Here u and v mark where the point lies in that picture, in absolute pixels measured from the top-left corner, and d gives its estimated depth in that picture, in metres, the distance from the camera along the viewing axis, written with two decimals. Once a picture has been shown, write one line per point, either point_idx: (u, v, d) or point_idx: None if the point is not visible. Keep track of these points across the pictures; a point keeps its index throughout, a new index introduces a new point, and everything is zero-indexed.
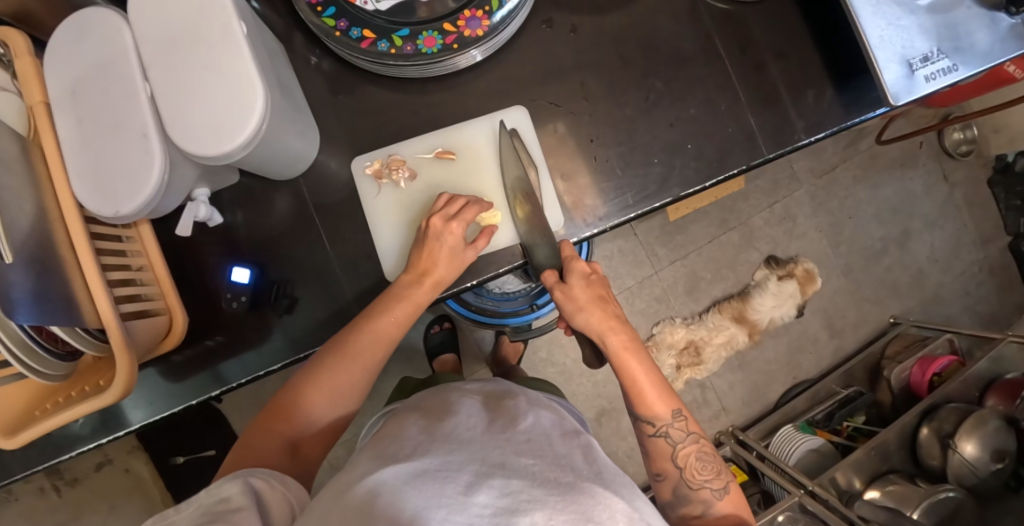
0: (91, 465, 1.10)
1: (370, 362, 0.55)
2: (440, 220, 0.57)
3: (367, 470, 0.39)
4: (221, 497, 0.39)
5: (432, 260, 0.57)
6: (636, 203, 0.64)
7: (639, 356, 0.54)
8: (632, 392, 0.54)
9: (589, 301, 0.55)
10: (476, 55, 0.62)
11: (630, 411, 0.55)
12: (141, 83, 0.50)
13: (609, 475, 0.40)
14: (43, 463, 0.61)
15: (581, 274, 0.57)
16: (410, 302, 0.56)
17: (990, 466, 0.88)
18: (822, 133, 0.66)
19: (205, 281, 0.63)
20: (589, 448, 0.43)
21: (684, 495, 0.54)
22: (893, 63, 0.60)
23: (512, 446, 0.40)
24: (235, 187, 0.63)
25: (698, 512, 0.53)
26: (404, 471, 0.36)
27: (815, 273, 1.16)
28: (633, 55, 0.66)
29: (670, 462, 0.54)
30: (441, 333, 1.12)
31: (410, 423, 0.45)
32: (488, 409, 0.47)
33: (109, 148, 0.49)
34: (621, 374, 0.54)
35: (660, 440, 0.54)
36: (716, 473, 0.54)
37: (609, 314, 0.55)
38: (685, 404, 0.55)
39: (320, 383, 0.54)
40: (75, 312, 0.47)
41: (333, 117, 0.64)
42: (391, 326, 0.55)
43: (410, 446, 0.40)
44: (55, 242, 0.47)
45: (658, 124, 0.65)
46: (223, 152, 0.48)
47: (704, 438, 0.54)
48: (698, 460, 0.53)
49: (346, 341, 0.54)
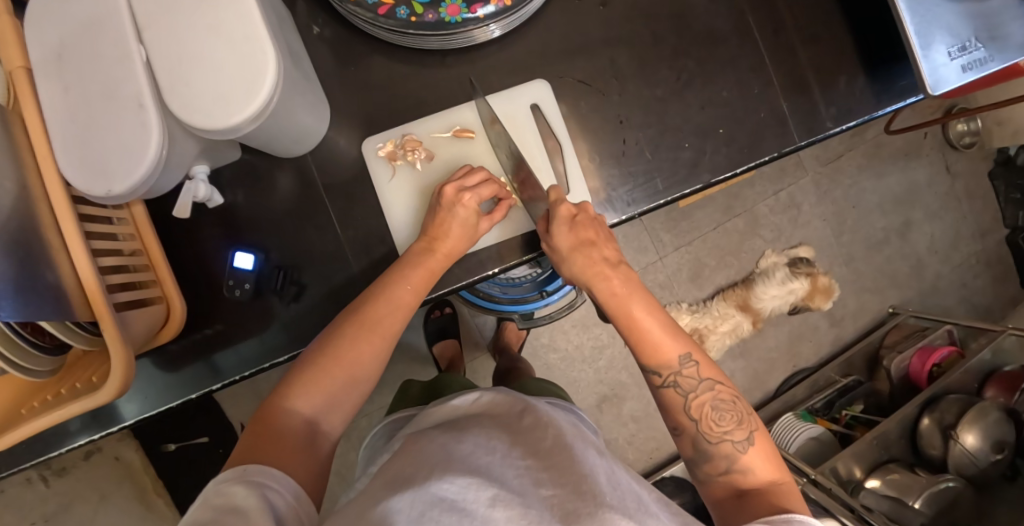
0: (78, 454, 1.05)
1: (388, 333, 0.51)
2: (453, 189, 0.55)
3: (378, 496, 0.35)
4: (231, 504, 0.36)
5: (444, 229, 0.54)
6: (666, 188, 0.61)
7: (637, 299, 0.51)
8: (635, 340, 0.51)
9: (576, 246, 0.52)
10: (496, 29, 0.57)
11: (639, 362, 0.51)
12: (135, 47, 0.44)
13: (634, 505, 0.36)
14: (30, 460, 0.57)
15: (566, 221, 0.53)
16: (425, 271, 0.53)
17: (990, 456, 0.89)
18: (852, 122, 0.63)
19: (204, 267, 0.58)
20: (613, 471, 0.40)
21: (705, 450, 0.48)
22: (931, 50, 0.57)
23: (531, 474, 0.37)
24: (235, 164, 0.58)
25: (722, 469, 0.48)
26: (416, 499, 0.33)
27: (834, 293, 1.15)
28: (665, 34, 0.62)
29: (685, 415, 0.49)
30: (442, 318, 1.08)
31: (427, 443, 0.42)
32: (510, 430, 0.43)
33: (100, 121, 0.44)
34: (618, 318, 0.52)
35: (670, 391, 0.49)
36: (736, 423, 0.48)
37: (594, 260, 0.52)
38: (695, 347, 0.50)
39: (337, 358, 0.49)
40: (64, 306, 0.42)
41: (342, 90, 0.59)
42: (409, 293, 0.52)
43: (424, 467, 0.37)
44: (40, 224, 0.42)
45: (689, 106, 0.62)
46: (230, 126, 0.43)
47: (720, 384, 0.49)
48: (714, 411, 0.48)
49: (362, 311, 0.51)
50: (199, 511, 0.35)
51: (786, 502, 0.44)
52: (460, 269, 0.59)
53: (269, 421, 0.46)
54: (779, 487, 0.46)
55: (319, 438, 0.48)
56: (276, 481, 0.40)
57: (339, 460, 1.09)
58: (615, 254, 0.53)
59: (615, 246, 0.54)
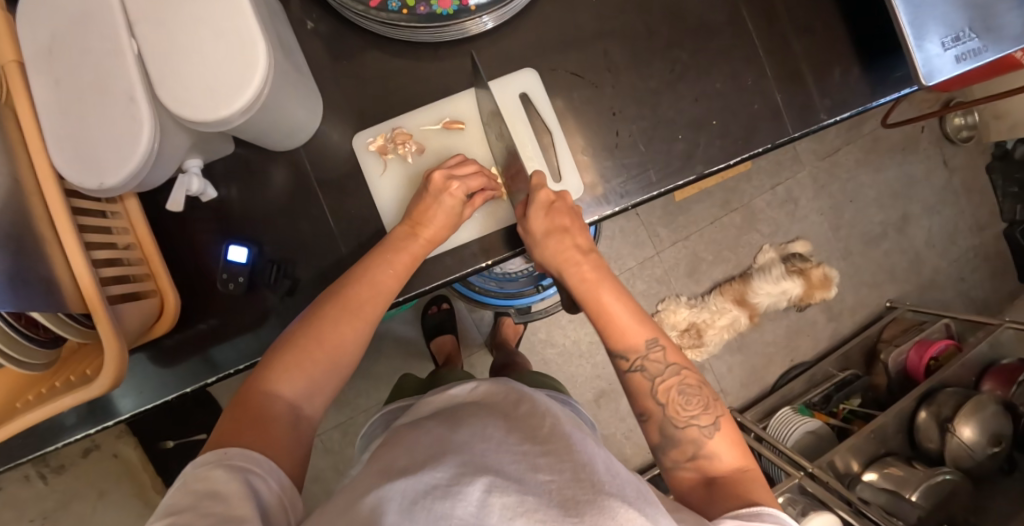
0: (78, 451, 1.06)
1: (371, 318, 0.52)
2: (439, 177, 0.55)
3: (371, 486, 0.35)
4: (214, 490, 0.36)
5: (428, 215, 0.54)
6: (659, 180, 0.61)
7: (606, 286, 0.52)
8: (603, 325, 0.52)
9: (551, 231, 0.53)
10: (489, 21, 0.57)
11: (606, 346, 0.52)
12: (127, 40, 0.44)
13: (631, 491, 0.36)
14: (27, 455, 0.57)
15: (543, 204, 0.54)
16: (408, 255, 0.54)
17: (987, 449, 0.89)
18: (847, 113, 0.63)
19: (198, 260, 0.58)
20: (609, 459, 0.40)
21: (672, 435, 0.48)
22: (925, 41, 0.57)
23: (528, 460, 0.36)
24: (229, 157, 0.58)
25: (689, 455, 0.47)
26: (411, 489, 0.33)
27: (833, 279, 1.15)
28: (658, 25, 0.62)
29: (651, 399, 0.49)
30: (439, 313, 1.09)
31: (418, 432, 0.42)
32: (507, 418, 0.43)
33: (91, 112, 0.44)
34: (588, 305, 0.52)
35: (636, 375, 0.50)
36: (703, 407, 0.48)
37: (567, 246, 0.53)
38: (662, 332, 0.51)
39: (320, 341, 0.49)
40: (55, 298, 0.42)
41: (335, 83, 0.59)
42: (391, 277, 0.52)
43: (418, 459, 0.37)
44: (32, 217, 0.42)
45: (682, 98, 0.62)
46: (221, 119, 0.43)
47: (686, 369, 0.50)
48: (681, 394, 0.48)
49: (344, 293, 0.51)
50: (181, 499, 0.35)
51: (751, 491, 0.43)
52: (453, 261, 0.60)
53: (252, 406, 0.45)
54: (745, 475, 0.45)
55: (301, 423, 0.47)
56: (265, 471, 0.40)
57: (338, 455, 1.10)
58: (587, 242, 0.54)
59: (589, 236, 0.55)
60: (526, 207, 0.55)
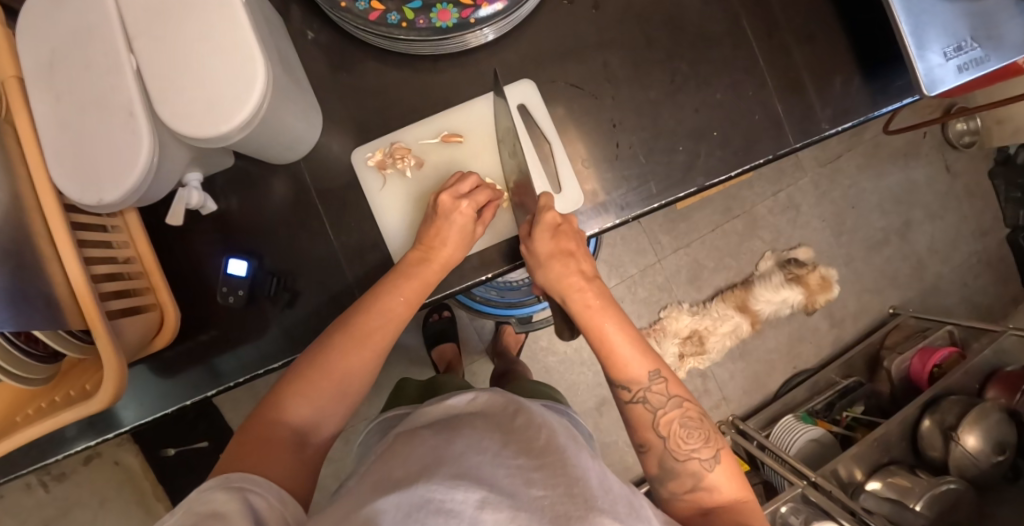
0: (79, 460, 1.06)
1: (381, 344, 0.51)
2: (448, 196, 0.54)
3: (364, 499, 0.35)
4: (211, 507, 0.35)
5: (441, 238, 0.54)
6: (660, 192, 0.61)
7: (610, 314, 0.51)
8: (604, 355, 0.51)
9: (554, 256, 0.52)
10: (489, 33, 0.57)
11: (606, 376, 0.51)
12: (126, 56, 0.44)
13: (623, 508, 0.36)
14: (28, 467, 0.57)
15: (548, 228, 0.53)
16: (420, 281, 0.53)
17: (991, 457, 0.89)
18: (848, 123, 0.62)
19: (199, 273, 0.58)
20: (604, 474, 0.39)
21: (671, 468, 0.48)
22: (926, 51, 0.56)
23: (523, 473, 0.36)
24: (229, 170, 0.58)
25: (688, 487, 0.48)
26: (405, 502, 0.32)
27: (833, 281, 1.16)
28: (658, 36, 0.62)
29: (652, 431, 0.49)
30: (441, 322, 1.09)
31: (415, 442, 0.42)
32: (503, 429, 0.43)
33: (91, 128, 0.44)
34: (590, 334, 0.51)
35: (638, 407, 0.50)
36: (703, 440, 0.48)
37: (571, 270, 0.52)
38: (663, 364, 0.51)
39: (328, 370, 0.49)
40: (54, 311, 0.42)
41: (335, 95, 0.60)
42: (401, 304, 0.52)
43: (413, 470, 0.36)
44: (32, 235, 0.42)
45: (682, 109, 0.61)
46: (220, 133, 0.43)
47: (687, 402, 0.49)
48: (682, 428, 0.49)
49: (356, 322, 0.50)
50: (183, 517, 0.35)
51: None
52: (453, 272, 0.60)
53: (257, 432, 0.46)
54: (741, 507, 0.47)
55: (305, 448, 0.47)
56: (261, 487, 0.40)
57: (339, 463, 1.10)
58: (592, 268, 0.54)
59: (593, 261, 0.54)
60: (529, 228, 0.54)
